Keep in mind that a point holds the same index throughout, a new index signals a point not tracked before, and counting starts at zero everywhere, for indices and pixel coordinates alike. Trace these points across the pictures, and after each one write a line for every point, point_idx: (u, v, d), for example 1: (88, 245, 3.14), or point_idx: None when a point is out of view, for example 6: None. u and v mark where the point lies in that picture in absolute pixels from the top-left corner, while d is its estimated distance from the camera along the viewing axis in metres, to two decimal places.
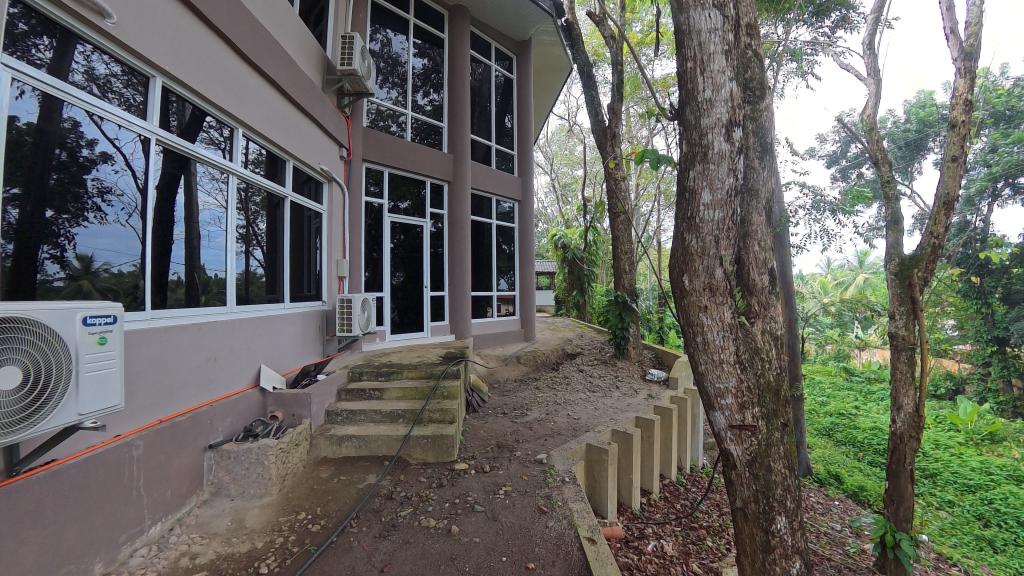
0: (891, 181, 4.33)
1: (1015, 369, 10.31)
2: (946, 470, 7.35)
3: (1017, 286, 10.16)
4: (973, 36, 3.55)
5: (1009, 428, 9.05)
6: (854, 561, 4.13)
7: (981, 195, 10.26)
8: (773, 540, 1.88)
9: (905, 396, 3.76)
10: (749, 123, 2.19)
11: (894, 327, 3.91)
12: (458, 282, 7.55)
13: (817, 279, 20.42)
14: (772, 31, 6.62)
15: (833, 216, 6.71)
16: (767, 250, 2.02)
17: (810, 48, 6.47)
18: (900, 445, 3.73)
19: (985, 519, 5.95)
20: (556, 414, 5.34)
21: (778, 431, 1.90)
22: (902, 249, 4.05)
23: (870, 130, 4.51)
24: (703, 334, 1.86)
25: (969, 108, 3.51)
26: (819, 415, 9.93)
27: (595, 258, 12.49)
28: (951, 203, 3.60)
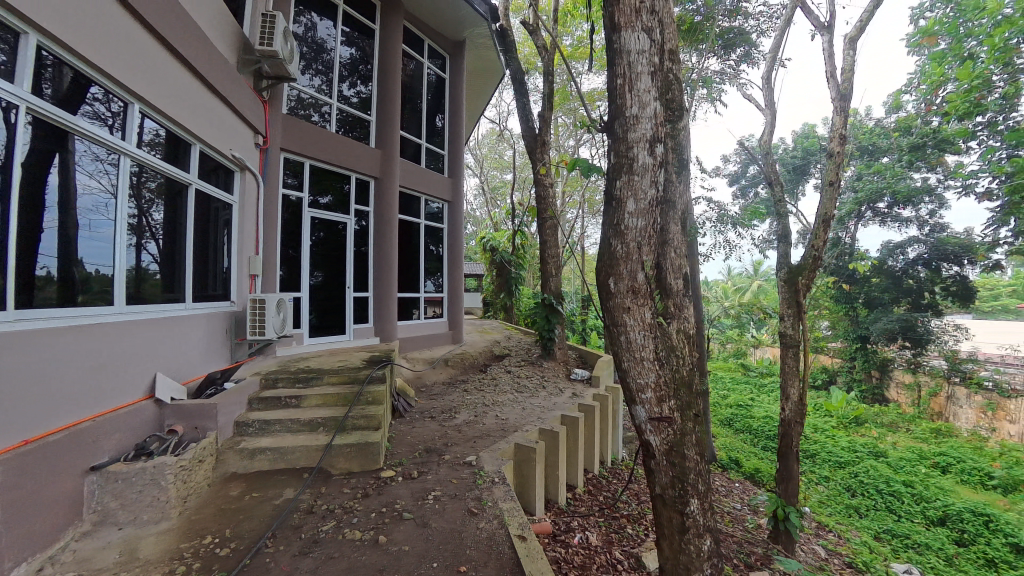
0: (784, 199, 4.93)
1: (875, 362, 12.14)
2: (823, 450, 8.53)
3: (875, 293, 12.17)
4: (847, 80, 4.18)
5: (869, 412, 10.74)
6: (753, 535, 4.64)
7: (850, 216, 12.16)
8: (688, 520, 2.08)
9: (791, 387, 4.29)
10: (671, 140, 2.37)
11: (784, 326, 4.44)
12: (384, 283, 7.27)
13: (720, 285, 22.70)
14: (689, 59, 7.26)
15: (735, 229, 7.53)
16: (683, 258, 2.20)
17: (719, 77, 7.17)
18: (791, 431, 4.25)
19: (852, 489, 7.03)
20: (485, 415, 5.36)
21: (691, 421, 2.06)
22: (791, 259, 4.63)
23: (767, 154, 5.12)
24: (626, 333, 1.97)
25: (842, 141, 4.13)
26: (722, 407, 11.01)
27: (523, 261, 12.76)
28: (828, 220, 4.20)
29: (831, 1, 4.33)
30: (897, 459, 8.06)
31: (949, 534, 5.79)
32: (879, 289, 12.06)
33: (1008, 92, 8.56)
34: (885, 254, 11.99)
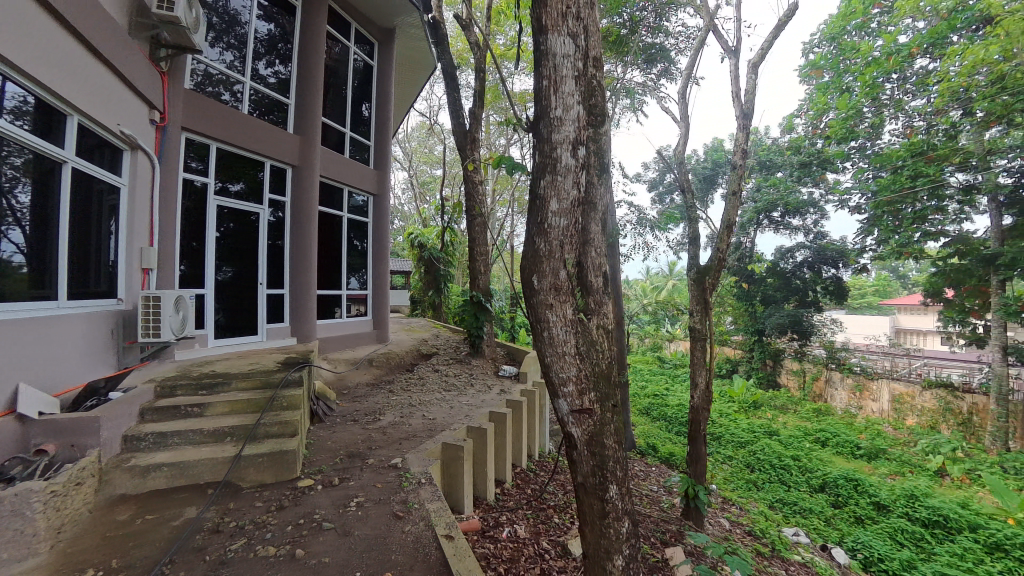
0: (694, 205, 5.36)
1: (769, 352, 13.67)
2: (727, 431, 9.46)
3: (769, 291, 13.71)
4: (748, 101, 4.65)
5: (764, 397, 12.09)
6: (668, 514, 5.02)
7: (750, 223, 13.59)
8: (608, 506, 2.19)
9: (700, 376, 4.69)
10: (593, 144, 2.47)
11: (693, 321, 4.83)
12: (303, 279, 6.81)
13: (640, 284, 24.23)
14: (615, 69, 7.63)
15: (653, 232, 8.07)
16: (604, 256, 2.31)
17: (641, 89, 7.62)
18: (699, 417, 4.64)
19: (750, 465, 7.88)
20: (411, 416, 5.24)
21: (610, 412, 2.17)
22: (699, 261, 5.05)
23: (680, 163, 5.53)
24: (549, 329, 2.03)
25: (744, 155, 4.59)
26: (640, 397, 11.77)
27: (453, 259, 12.65)
28: (731, 225, 4.65)
29: (737, 28, 4.77)
30: (786, 436, 9.17)
31: (826, 498, 6.75)
32: (773, 288, 13.61)
33: (874, 122, 10.05)
34: (778, 257, 13.52)
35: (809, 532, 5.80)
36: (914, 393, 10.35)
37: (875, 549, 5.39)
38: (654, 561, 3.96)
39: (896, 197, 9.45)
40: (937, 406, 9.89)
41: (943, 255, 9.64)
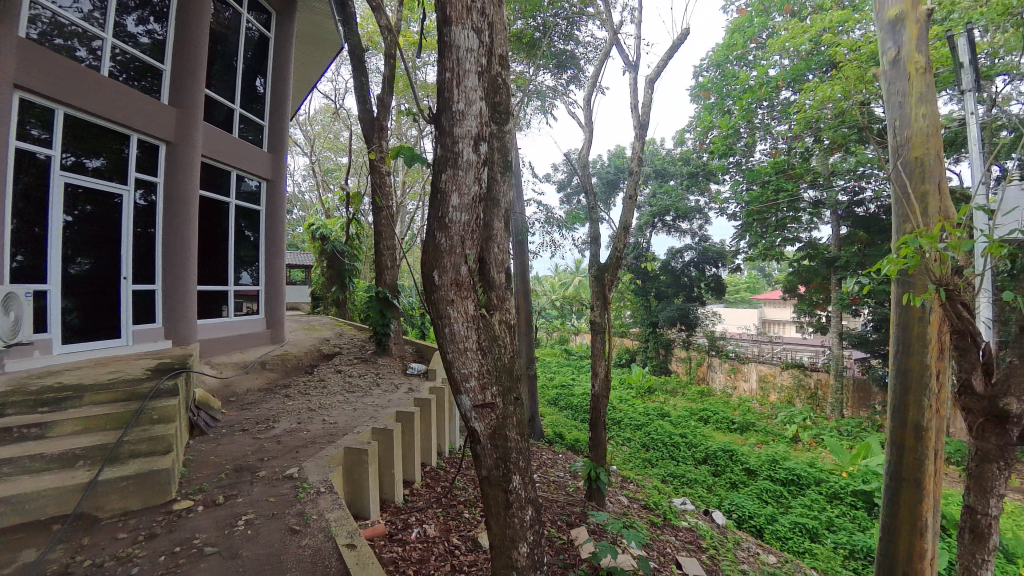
0: (596, 207, 5.68)
1: (662, 342, 15.08)
2: (625, 415, 10.27)
3: (662, 287, 15.11)
4: (645, 113, 5.03)
5: (657, 383, 13.33)
6: (573, 497, 5.31)
7: (647, 225, 14.83)
8: (511, 496, 2.24)
9: (600, 366, 4.99)
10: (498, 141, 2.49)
11: (594, 315, 5.11)
12: (179, 273, 5.96)
13: (550, 280, 25.18)
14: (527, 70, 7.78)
15: (559, 231, 8.40)
16: (506, 252, 2.35)
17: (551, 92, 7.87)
18: (600, 404, 4.95)
19: (646, 445, 8.65)
20: (310, 421, 4.88)
21: (512, 405, 2.21)
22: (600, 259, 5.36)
23: (584, 166, 5.81)
24: (450, 325, 2.01)
25: (639, 162, 4.97)
26: (549, 388, 12.27)
27: (359, 253, 12.00)
28: (627, 226, 5.01)
29: (637, 44, 5.13)
30: (675, 417, 10.19)
31: (708, 468, 7.64)
32: (665, 284, 15.02)
33: (748, 141, 11.55)
34: (669, 257, 14.90)
35: (695, 500, 6.55)
36: (775, 373, 12.13)
37: (746, 509, 6.29)
38: (560, 543, 4.16)
39: (763, 207, 10.96)
40: (792, 383, 11.70)
41: (798, 257, 11.38)
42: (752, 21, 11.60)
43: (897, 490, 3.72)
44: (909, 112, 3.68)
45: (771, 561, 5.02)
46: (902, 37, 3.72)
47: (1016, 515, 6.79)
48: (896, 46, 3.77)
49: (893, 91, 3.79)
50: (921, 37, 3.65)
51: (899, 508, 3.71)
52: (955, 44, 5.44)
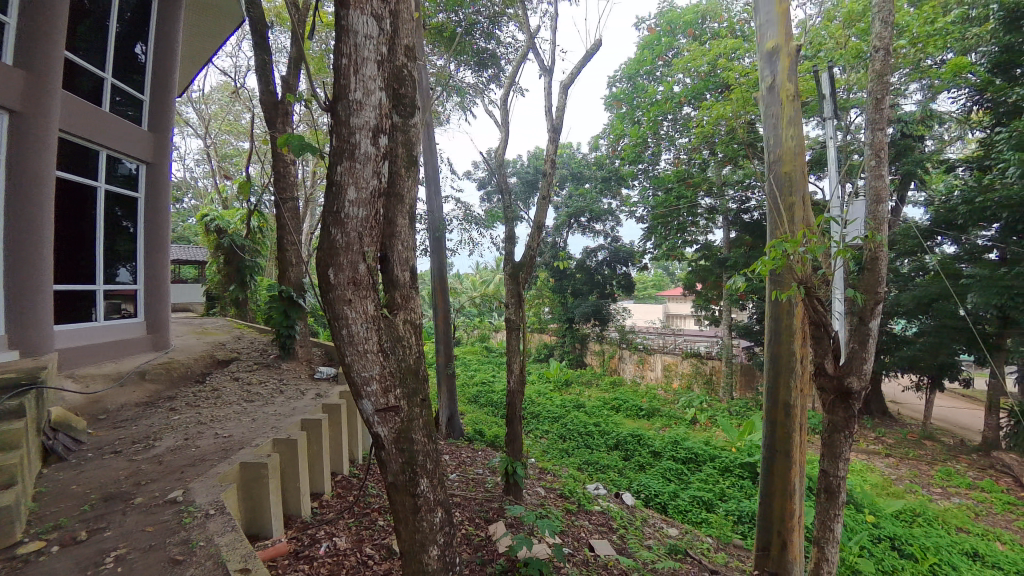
0: (511, 206, 5.75)
1: (578, 337, 15.82)
2: (543, 409, 10.60)
3: (578, 285, 15.84)
4: (559, 116, 5.19)
5: (572, 376, 13.96)
6: (491, 492, 5.33)
7: (564, 225, 15.43)
8: (419, 500, 2.19)
9: (515, 362, 5.06)
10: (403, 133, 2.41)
11: (509, 313, 5.15)
12: (28, 271, 4.98)
13: (471, 278, 25.18)
14: (448, 65, 7.65)
15: (478, 229, 8.40)
16: (412, 250, 2.29)
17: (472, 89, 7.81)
18: (515, 399, 5.03)
19: (563, 435, 9.00)
20: (200, 436, 4.37)
21: (418, 407, 2.16)
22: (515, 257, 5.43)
23: (500, 166, 5.84)
24: (348, 326, 1.92)
25: (552, 164, 5.13)
26: (469, 386, 12.26)
27: (261, 248, 10.99)
28: (541, 226, 5.13)
29: (553, 50, 5.28)
30: (590, 407, 10.74)
31: (619, 454, 8.15)
32: (581, 282, 15.74)
33: (654, 150, 12.51)
34: (584, 256, 15.62)
35: (607, 484, 6.94)
36: (677, 362, 13.30)
37: (652, 488, 6.80)
38: (478, 540, 4.16)
39: (666, 211, 11.94)
40: (691, 370, 12.91)
41: (696, 258, 12.56)
42: (659, 40, 12.52)
43: (771, 460, 4.26)
44: (781, 133, 4.20)
45: (673, 534, 5.48)
46: (777, 67, 4.23)
47: (861, 473, 8.15)
48: (772, 74, 4.28)
49: (769, 113, 4.31)
50: (792, 68, 4.17)
51: (773, 475, 4.26)
52: (819, 78, 6.34)
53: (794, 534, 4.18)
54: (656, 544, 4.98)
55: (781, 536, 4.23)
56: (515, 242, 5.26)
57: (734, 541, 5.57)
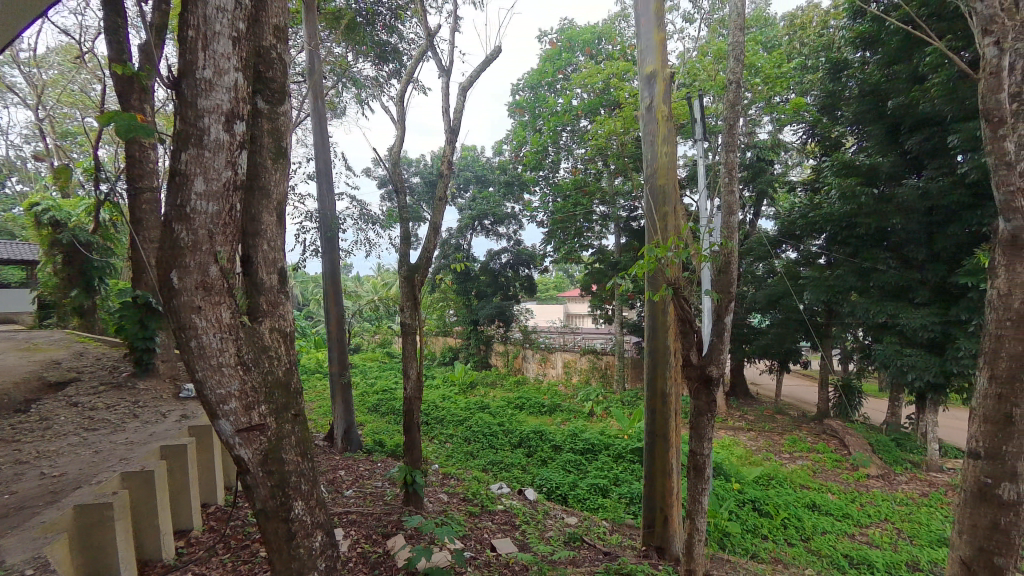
0: (406, 207, 5.54)
1: (482, 339, 15.95)
2: (447, 413, 10.46)
3: (483, 287, 15.97)
4: (456, 118, 5.15)
5: (477, 378, 14.03)
6: (390, 505, 5.09)
7: (467, 227, 15.46)
8: (294, 526, 1.99)
9: (411, 368, 4.89)
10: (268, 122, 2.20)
11: (405, 318, 4.96)
12: None
13: (371, 281, 24.06)
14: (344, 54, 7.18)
15: (375, 229, 8.03)
16: (280, 250, 2.13)
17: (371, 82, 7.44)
18: (413, 406, 4.88)
19: (467, 438, 8.97)
20: (18, 478, 3.53)
21: (289, 423, 1.99)
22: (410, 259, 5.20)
23: (395, 164, 5.60)
24: (198, 338, 1.72)
25: (449, 165, 5.08)
26: (369, 395, 11.64)
27: (111, 246, 9.28)
28: (437, 228, 5.02)
29: (451, 51, 5.22)
30: (494, 408, 10.86)
31: (523, 451, 8.35)
32: (485, 284, 15.90)
33: (554, 158, 13.09)
34: (488, 258, 15.79)
35: (510, 482, 7.06)
36: (575, 359, 14.06)
37: (552, 481, 7.08)
38: (375, 558, 3.94)
39: (564, 216, 12.58)
40: (588, 366, 13.74)
41: (592, 261, 13.41)
42: (559, 55, 13.12)
43: (653, 444, 4.69)
44: (657, 151, 4.66)
45: (572, 522, 5.75)
46: (654, 90, 4.67)
47: (728, 447, 9.35)
48: (650, 96, 4.72)
49: (648, 130, 4.74)
50: (666, 91, 4.62)
51: (655, 458, 4.69)
52: (692, 104, 7.15)
53: (673, 509, 4.66)
54: (556, 535, 5.16)
55: (663, 511, 4.68)
56: (411, 244, 5.11)
57: (626, 521, 6.02)
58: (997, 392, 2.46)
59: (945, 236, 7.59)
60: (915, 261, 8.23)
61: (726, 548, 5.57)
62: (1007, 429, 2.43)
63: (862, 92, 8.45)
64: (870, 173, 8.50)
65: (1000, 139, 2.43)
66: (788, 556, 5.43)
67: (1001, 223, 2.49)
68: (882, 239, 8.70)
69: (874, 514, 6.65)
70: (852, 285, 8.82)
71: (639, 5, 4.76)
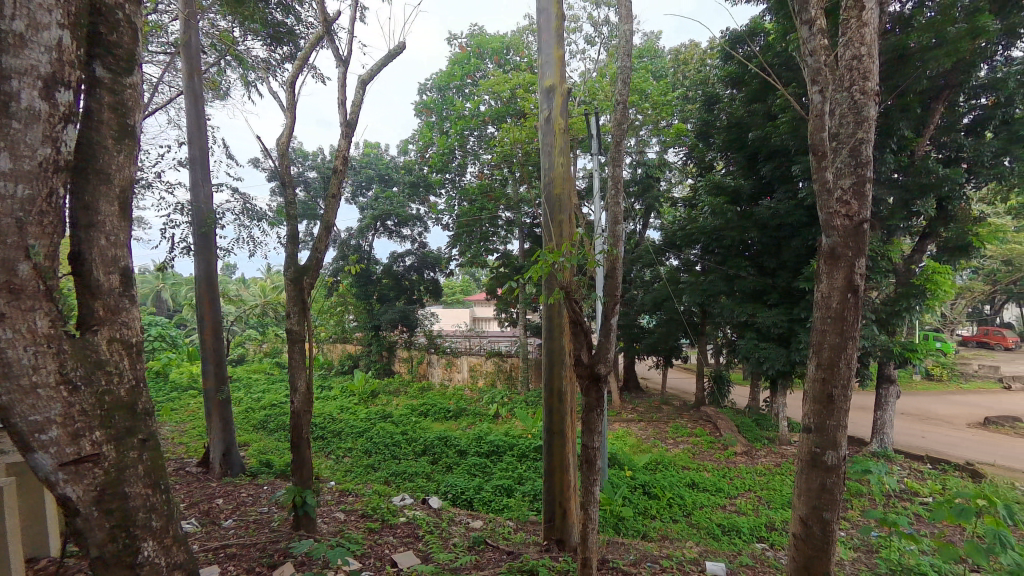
0: (294, 204, 5.06)
1: (384, 344, 15.35)
2: (346, 425, 9.79)
3: (385, 291, 15.36)
4: (354, 113, 4.88)
5: (379, 386, 13.41)
6: (279, 531, 4.58)
7: (368, 228, 14.72)
8: (140, 568, 1.89)
9: (299, 379, 4.49)
10: (107, 93, 2.05)
11: (291, 324, 4.54)
12: None
13: (258, 284, 21.74)
14: (227, 30, 6.42)
15: (260, 226, 7.28)
16: (120, 246, 2.06)
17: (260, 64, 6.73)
18: (301, 420, 4.49)
19: (368, 450, 8.50)
20: None
21: (133, 450, 1.92)
22: (298, 259, 4.73)
23: (282, 156, 5.09)
24: (4, 353, 1.64)
25: (344, 161, 4.79)
26: (255, 411, 10.45)
27: None
28: (330, 227, 4.66)
29: (350, 41, 4.94)
30: (397, 417, 10.46)
31: (427, 459, 8.16)
32: (387, 288, 15.30)
33: (460, 162, 13.09)
34: (391, 261, 15.21)
35: (414, 492, 6.84)
36: (480, 362, 14.14)
37: (457, 487, 7.01)
38: None
39: (469, 220, 12.59)
40: (493, 369, 13.91)
41: (496, 265, 13.66)
42: (468, 60, 13.13)
43: (551, 442, 4.92)
44: (554, 160, 4.89)
45: (477, 526, 5.73)
46: (552, 104, 4.91)
47: (622, 438, 10.12)
48: (549, 109, 4.94)
49: (546, 140, 4.97)
50: (563, 105, 4.89)
51: (553, 454, 4.92)
52: (588, 120, 7.66)
53: (571, 502, 4.90)
54: (460, 541, 5.10)
55: (562, 505, 4.92)
56: (300, 243, 4.70)
57: (529, 518, 6.18)
58: (822, 376, 2.99)
59: (788, 248, 9.09)
60: (767, 269, 9.73)
61: (621, 531, 6.01)
62: (829, 406, 2.97)
63: (730, 123, 9.77)
64: (734, 194, 9.86)
65: (822, 169, 2.97)
66: (673, 532, 6.03)
67: (824, 238, 3.04)
68: (743, 250, 10.14)
69: (740, 486, 7.67)
70: (720, 288, 10.15)
71: (541, 21, 4.97)
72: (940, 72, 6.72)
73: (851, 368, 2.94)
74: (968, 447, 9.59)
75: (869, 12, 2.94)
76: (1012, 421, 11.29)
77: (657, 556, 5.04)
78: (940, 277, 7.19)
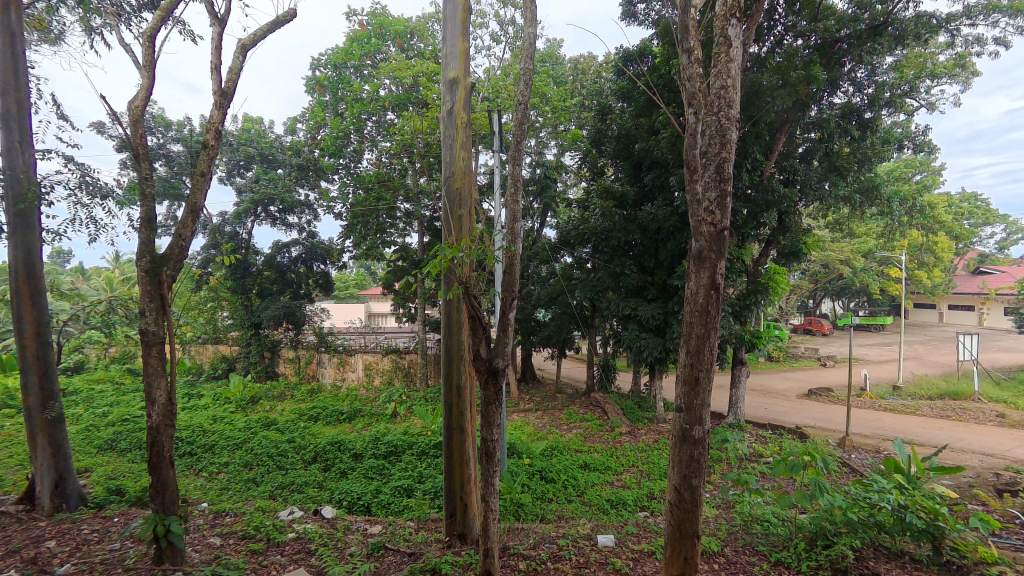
0: (149, 181, 4.22)
1: (265, 344, 13.80)
2: (220, 436, 8.61)
3: (266, 285, 13.76)
4: (230, 82, 4.26)
5: (260, 390, 12.04)
6: (134, 569, 3.87)
7: (246, 213, 12.99)
8: None
9: (157, 389, 3.80)
10: None
11: (144, 324, 3.80)
12: None
13: (101, 276, 18.12)
14: None
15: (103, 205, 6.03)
16: None
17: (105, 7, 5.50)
18: (160, 437, 3.79)
19: (249, 464, 7.58)
20: None
21: None
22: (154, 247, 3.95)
23: (134, 122, 4.23)
24: None
25: (217, 136, 4.15)
26: (98, 428, 8.66)
27: None
28: (197, 211, 4.01)
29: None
30: (282, 423, 9.48)
31: (318, 466, 7.56)
32: (269, 281, 13.78)
33: (356, 147, 12.27)
34: (274, 251, 13.64)
35: (304, 504, 6.29)
36: (377, 360, 13.48)
37: (353, 493, 6.61)
38: None
39: (365, 210, 11.86)
40: (390, 366, 13.35)
41: (394, 259, 13.15)
42: (369, 39, 12.23)
43: (450, 437, 4.93)
44: (455, 154, 4.83)
45: (376, 531, 5.47)
46: (455, 96, 4.85)
47: (521, 429, 10.47)
48: (451, 101, 4.88)
49: (447, 133, 4.88)
50: (465, 100, 4.86)
51: (452, 450, 4.92)
52: (492, 117, 7.70)
53: (471, 495, 4.95)
54: (357, 550, 4.81)
55: (463, 499, 4.95)
56: (157, 228, 3.95)
57: (430, 516, 6.08)
58: (690, 361, 3.44)
59: (664, 250, 10.22)
60: (647, 267, 10.84)
61: (520, 517, 6.25)
62: (695, 387, 3.43)
63: (620, 134, 10.66)
64: (620, 198, 10.77)
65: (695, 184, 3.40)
66: (568, 511, 6.45)
67: (693, 242, 3.49)
68: (626, 250, 11.12)
69: (625, 463, 8.49)
70: (608, 284, 11.07)
71: (446, 9, 4.84)
72: (783, 108, 8.12)
73: (712, 355, 3.42)
74: (795, 414, 11.89)
75: (735, 49, 3.40)
76: (826, 392, 14.24)
77: (554, 537, 5.33)
78: (779, 277, 8.94)
